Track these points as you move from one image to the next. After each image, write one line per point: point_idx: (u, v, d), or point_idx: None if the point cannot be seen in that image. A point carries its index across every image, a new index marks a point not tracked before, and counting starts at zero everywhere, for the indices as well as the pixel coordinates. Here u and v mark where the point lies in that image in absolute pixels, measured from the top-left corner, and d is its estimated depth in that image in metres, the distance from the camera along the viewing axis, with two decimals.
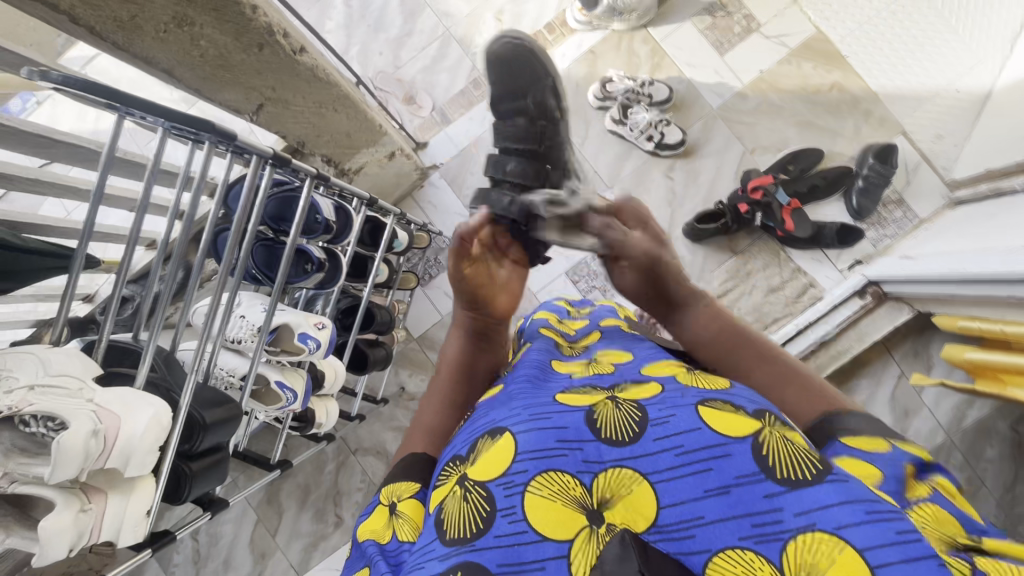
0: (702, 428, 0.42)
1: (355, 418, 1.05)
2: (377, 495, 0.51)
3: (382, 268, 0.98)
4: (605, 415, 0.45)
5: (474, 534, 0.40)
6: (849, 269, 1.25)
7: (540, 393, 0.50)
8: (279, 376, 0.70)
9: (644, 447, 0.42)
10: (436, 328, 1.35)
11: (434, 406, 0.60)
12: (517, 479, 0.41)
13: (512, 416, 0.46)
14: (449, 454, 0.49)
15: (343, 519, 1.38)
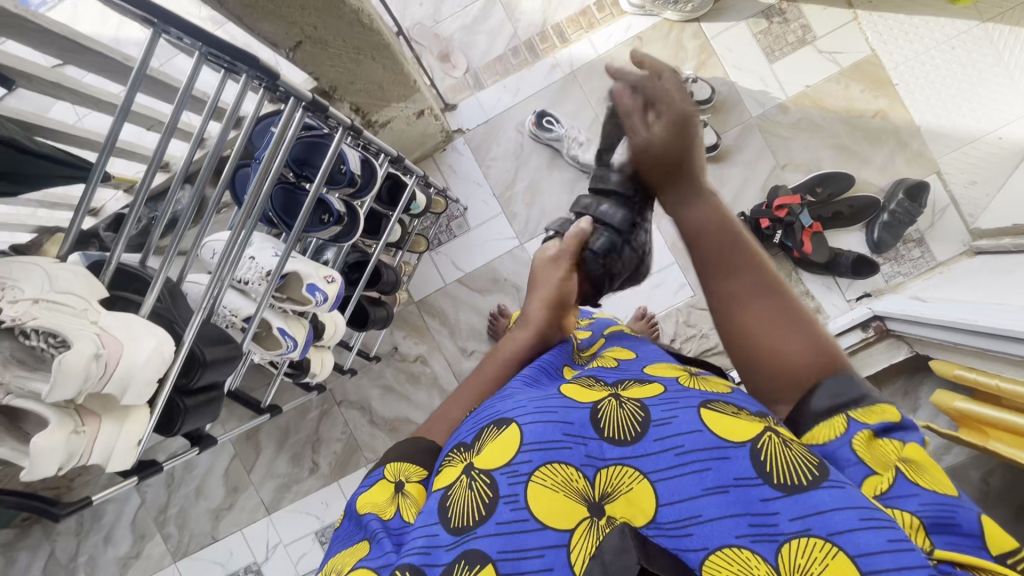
0: (702, 430, 0.42)
1: (348, 372, 1.05)
2: (379, 468, 0.50)
3: (394, 230, 0.96)
4: (610, 413, 0.44)
5: (477, 521, 0.41)
6: (857, 300, 1.25)
7: (544, 389, 0.50)
8: (282, 322, 0.69)
9: (646, 448, 0.43)
10: (437, 295, 1.35)
11: (461, 401, 0.56)
12: (521, 468, 0.42)
13: (516, 407, 0.45)
14: (454, 441, 0.48)
15: (319, 466, 1.40)
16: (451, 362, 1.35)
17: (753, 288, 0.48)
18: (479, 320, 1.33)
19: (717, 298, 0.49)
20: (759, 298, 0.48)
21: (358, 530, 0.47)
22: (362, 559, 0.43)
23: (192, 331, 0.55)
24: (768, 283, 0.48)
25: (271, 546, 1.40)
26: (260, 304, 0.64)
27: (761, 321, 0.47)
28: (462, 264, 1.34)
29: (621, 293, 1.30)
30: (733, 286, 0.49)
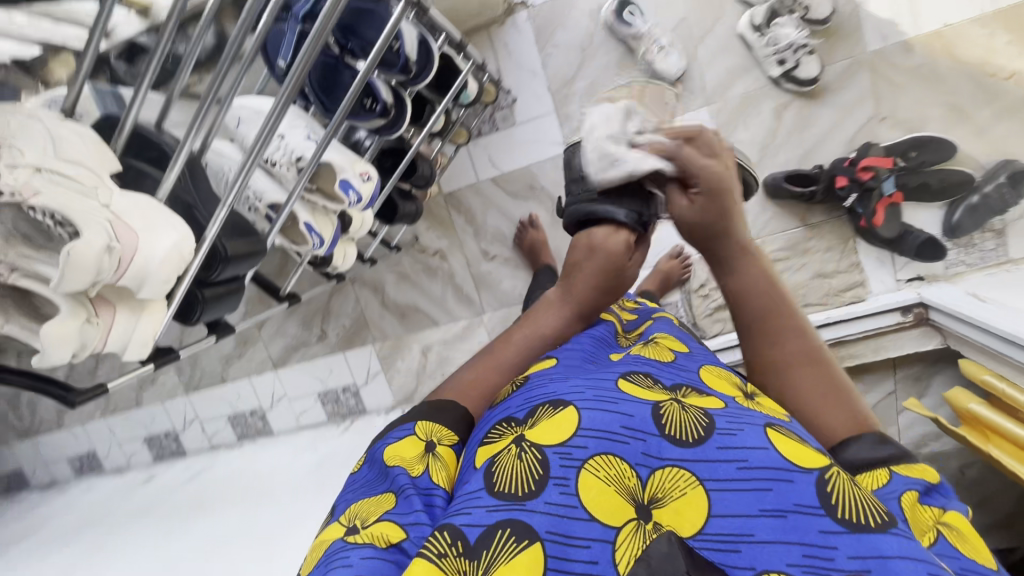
0: (768, 449, 0.42)
1: (368, 262, 1.02)
2: (411, 424, 0.53)
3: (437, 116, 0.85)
4: (673, 413, 0.46)
5: (527, 494, 0.41)
6: (907, 281, 1.17)
7: (602, 375, 0.52)
8: (309, 217, 0.63)
9: (705, 453, 0.43)
10: (467, 191, 1.26)
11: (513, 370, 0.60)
12: (576, 453, 0.43)
13: (576, 392, 0.48)
14: (503, 415, 0.51)
15: (327, 336, 1.43)
16: (470, 263, 1.31)
17: (797, 355, 0.56)
18: (506, 226, 1.27)
19: (770, 363, 0.57)
20: (803, 363, 0.55)
21: (383, 482, 0.49)
22: (388, 510, 0.45)
23: (214, 227, 0.50)
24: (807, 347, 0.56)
25: (277, 396, 1.50)
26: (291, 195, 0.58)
27: (808, 388, 0.53)
28: (499, 162, 1.23)
29: (661, 227, 1.22)
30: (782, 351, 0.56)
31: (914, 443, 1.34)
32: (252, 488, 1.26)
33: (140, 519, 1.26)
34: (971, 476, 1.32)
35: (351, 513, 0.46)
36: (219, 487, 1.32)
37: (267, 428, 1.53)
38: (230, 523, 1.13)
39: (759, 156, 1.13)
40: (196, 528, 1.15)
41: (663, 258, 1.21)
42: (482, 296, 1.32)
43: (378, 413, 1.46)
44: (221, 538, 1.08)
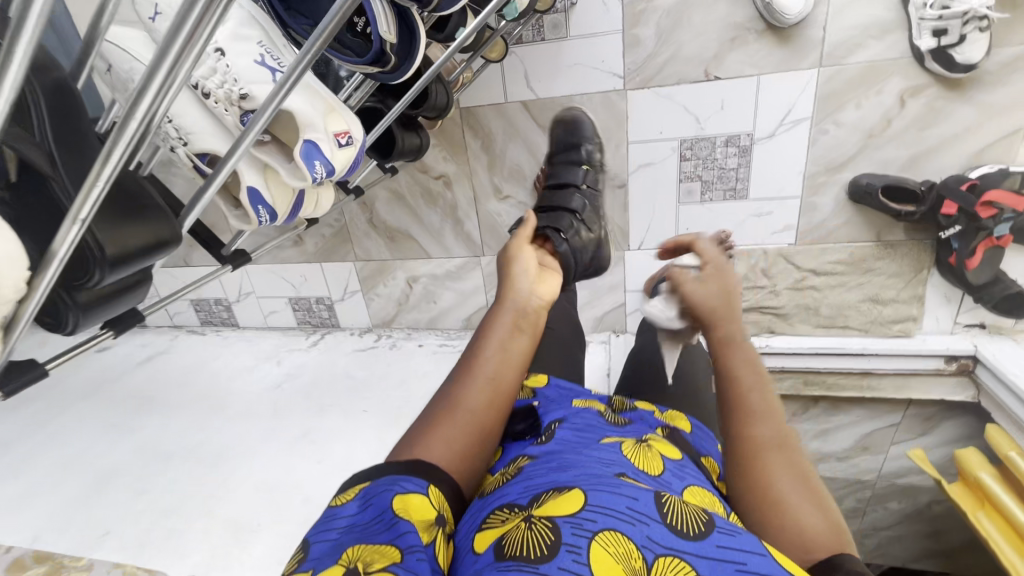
0: (766, 557, 0.40)
1: (353, 195, 0.82)
2: (426, 480, 0.47)
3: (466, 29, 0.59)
4: (675, 507, 0.44)
5: (539, 558, 0.38)
6: (965, 326, 1.02)
7: (600, 463, 0.50)
8: (258, 183, 0.43)
9: (704, 550, 0.40)
10: (490, 111, 1.01)
11: (487, 390, 0.55)
12: (587, 524, 0.41)
13: (581, 476, 0.47)
14: (500, 501, 0.48)
15: (303, 243, 1.25)
16: (477, 198, 1.10)
17: (776, 441, 0.51)
18: (528, 163, 1.05)
19: (748, 444, 0.52)
20: (784, 455, 0.51)
21: (383, 529, 0.42)
22: (395, 562, 0.38)
23: (75, 232, 0.30)
24: (787, 444, 0.51)
25: (244, 292, 1.37)
26: (234, 151, 0.38)
27: (786, 479, 0.49)
28: (536, 82, 0.97)
29: (711, 206, 1.01)
30: (761, 433, 0.52)
31: (893, 474, 1.30)
32: (208, 392, 1.19)
33: (87, 398, 1.20)
34: (936, 511, 1.31)
35: (353, 556, 0.39)
36: (174, 380, 1.24)
37: (232, 321, 1.43)
38: (180, 431, 1.07)
39: (858, 147, 0.91)
40: (144, 427, 1.09)
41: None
42: (485, 238, 1.15)
43: (352, 332, 1.35)
44: (168, 448, 1.02)
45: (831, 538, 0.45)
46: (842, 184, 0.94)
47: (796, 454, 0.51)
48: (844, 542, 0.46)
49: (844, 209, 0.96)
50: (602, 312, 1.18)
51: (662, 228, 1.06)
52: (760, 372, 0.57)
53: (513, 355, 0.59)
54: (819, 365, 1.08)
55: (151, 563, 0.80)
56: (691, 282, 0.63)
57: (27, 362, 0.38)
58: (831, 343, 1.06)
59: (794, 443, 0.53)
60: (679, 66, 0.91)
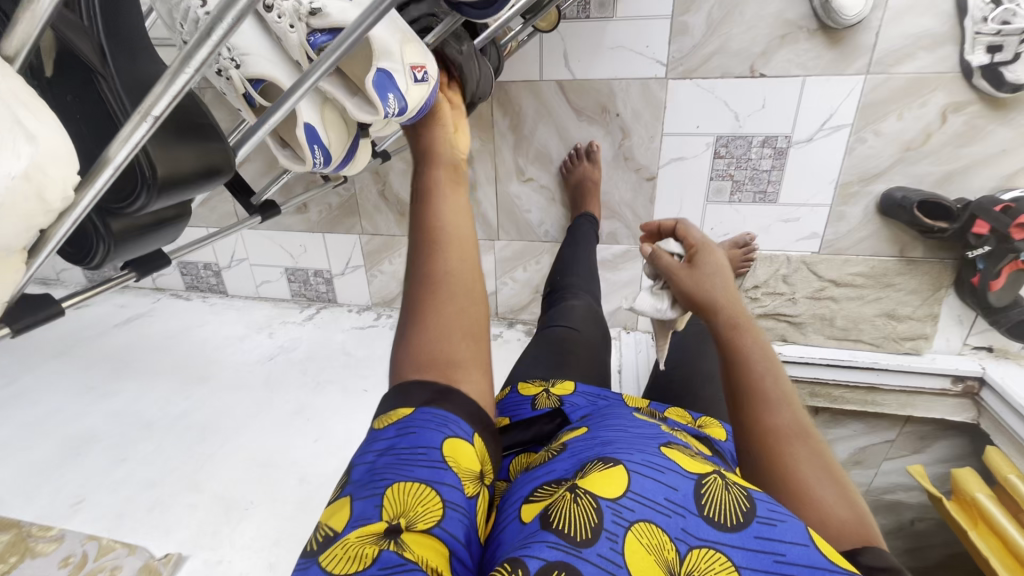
0: (809, 545, 0.35)
1: (379, 158, 0.76)
2: (472, 428, 0.42)
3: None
4: (714, 493, 0.39)
5: (581, 540, 0.34)
6: (973, 349, 1.03)
7: (643, 439, 0.46)
8: (314, 120, 0.38)
9: (742, 541, 0.36)
10: (522, 88, 0.96)
11: (453, 249, 0.46)
12: (624, 512, 0.37)
13: (626, 453, 0.43)
14: (543, 478, 0.44)
15: (307, 210, 1.18)
16: (499, 178, 1.06)
17: (794, 427, 0.47)
18: (556, 147, 1.02)
19: (762, 432, 0.47)
20: (805, 440, 0.46)
21: (424, 468, 0.39)
22: (438, 525, 0.37)
23: (143, 131, 0.25)
24: (806, 430, 0.47)
25: (237, 258, 1.29)
26: (301, 86, 0.33)
27: (807, 469, 0.44)
28: (575, 63, 0.93)
29: (739, 207, 1.00)
30: (775, 419, 0.47)
31: (880, 488, 1.31)
32: (194, 359, 1.12)
33: (58, 358, 1.12)
34: (918, 527, 1.33)
35: (395, 509, 0.37)
36: (156, 345, 1.16)
37: (220, 288, 1.35)
38: (163, 399, 1.00)
39: (893, 159, 0.90)
40: (123, 392, 1.02)
41: (725, 244, 1.01)
42: (502, 221, 1.11)
43: (351, 308, 1.30)
44: (149, 416, 0.95)
45: (858, 529, 0.41)
46: (873, 195, 0.93)
47: (816, 437, 0.47)
48: (874, 529, 0.42)
49: (872, 221, 0.95)
50: (614, 307, 1.15)
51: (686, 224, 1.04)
52: (769, 353, 0.53)
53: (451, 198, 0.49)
54: (828, 377, 1.07)
55: (131, 538, 0.74)
56: (682, 274, 0.64)
57: (45, 297, 0.33)
58: (843, 356, 1.06)
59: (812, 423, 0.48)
60: (726, 59, 0.88)
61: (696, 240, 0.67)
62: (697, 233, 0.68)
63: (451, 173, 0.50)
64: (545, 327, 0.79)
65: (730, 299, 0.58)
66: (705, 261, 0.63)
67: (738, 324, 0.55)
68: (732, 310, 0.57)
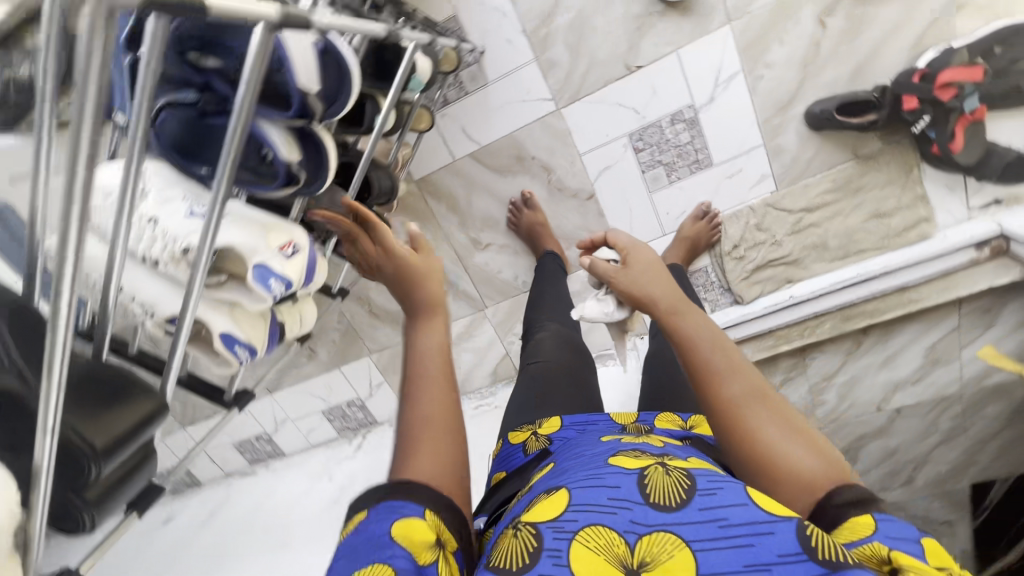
0: (748, 503, 0.37)
1: (337, 297, 0.84)
2: (423, 505, 0.41)
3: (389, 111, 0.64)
4: (655, 480, 0.39)
5: (522, 567, 0.36)
6: (981, 209, 0.96)
7: (595, 455, 0.46)
8: (229, 325, 0.44)
9: (688, 516, 0.37)
10: (443, 174, 1.04)
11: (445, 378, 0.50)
12: (566, 526, 0.37)
13: (571, 473, 0.43)
14: (510, 516, 0.44)
15: (318, 353, 1.28)
16: (460, 255, 1.12)
17: (755, 394, 0.46)
18: (495, 208, 1.07)
19: (723, 408, 0.46)
20: (768, 406, 0.45)
21: (377, 550, 0.38)
22: None
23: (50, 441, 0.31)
24: (761, 390, 0.46)
25: (279, 419, 1.38)
26: (189, 309, 0.39)
27: (771, 430, 0.44)
28: (476, 133, 0.99)
29: (681, 184, 1.01)
30: (735, 390, 0.46)
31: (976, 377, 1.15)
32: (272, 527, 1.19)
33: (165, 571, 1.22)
34: None
35: None
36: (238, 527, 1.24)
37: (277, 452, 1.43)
38: None
39: (799, 80, 0.90)
40: None
41: (687, 222, 1.02)
42: (481, 291, 1.15)
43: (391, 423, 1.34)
44: None
45: (835, 474, 0.41)
46: (798, 119, 0.93)
47: (777, 398, 0.46)
48: (846, 466, 0.42)
49: (809, 140, 0.95)
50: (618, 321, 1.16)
51: (641, 220, 1.05)
52: (714, 327, 0.52)
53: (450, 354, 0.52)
54: (849, 297, 1.00)
55: None
56: (615, 275, 0.60)
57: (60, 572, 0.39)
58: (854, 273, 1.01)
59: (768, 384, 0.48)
60: (601, 69, 0.93)
61: (623, 241, 0.63)
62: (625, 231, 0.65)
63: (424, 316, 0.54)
64: (519, 373, 0.77)
65: (666, 288, 0.56)
66: (638, 256, 0.61)
67: (678, 308, 0.54)
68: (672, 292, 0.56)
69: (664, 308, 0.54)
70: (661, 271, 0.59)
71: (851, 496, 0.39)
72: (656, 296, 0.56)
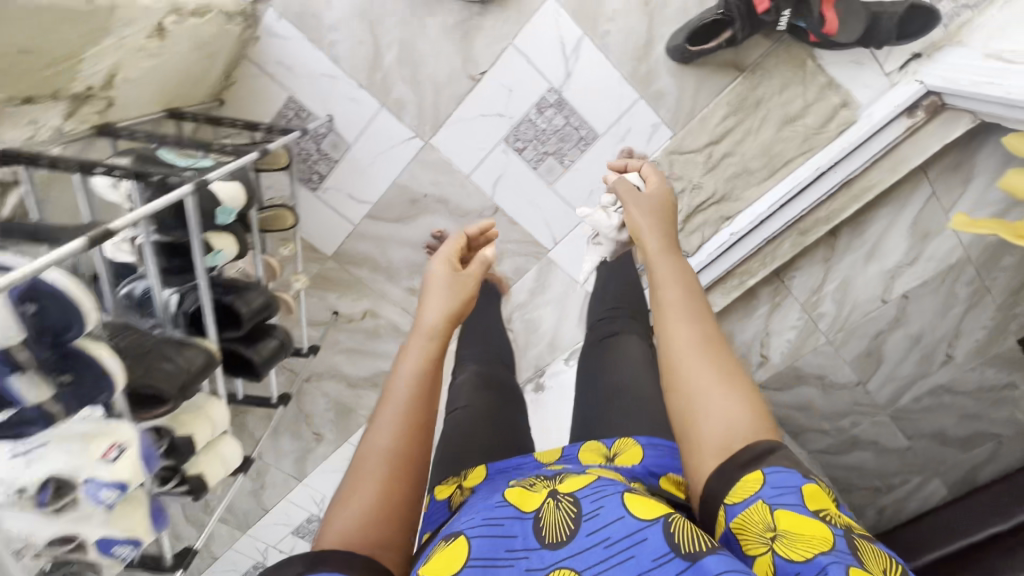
0: (625, 517, 0.37)
1: (280, 405, 0.87)
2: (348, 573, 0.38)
3: (229, 245, 0.66)
4: (546, 518, 0.39)
5: None
6: (899, 72, 0.86)
7: (488, 496, 0.44)
8: (101, 530, 0.47)
9: (578, 546, 0.37)
10: (352, 241, 1.04)
11: (388, 409, 0.48)
12: None
13: (465, 519, 0.40)
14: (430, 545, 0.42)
15: (323, 434, 1.32)
16: (404, 306, 1.12)
17: (699, 341, 0.45)
18: (413, 253, 1.05)
19: (669, 346, 0.46)
20: (718, 356, 0.44)
21: None
22: None
23: None
24: (713, 336, 0.45)
25: (319, 499, 1.44)
26: None
27: (702, 376, 0.43)
28: (362, 193, 0.99)
29: (577, 165, 0.96)
30: (680, 333, 0.45)
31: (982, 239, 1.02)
32: None
33: None
34: None
35: None
36: None
37: None
38: None
39: (646, 20, 0.84)
40: None
41: None
42: None
43: None
44: None
45: (751, 428, 0.40)
46: (663, 59, 0.86)
47: (723, 347, 0.45)
48: (766, 427, 0.41)
49: (685, 76, 0.88)
50: (578, 311, 1.12)
51: (556, 214, 1.01)
52: (689, 271, 0.51)
53: (425, 390, 0.49)
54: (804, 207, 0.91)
55: None
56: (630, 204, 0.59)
57: None
58: (789, 186, 0.93)
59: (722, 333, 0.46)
60: (448, 89, 0.89)
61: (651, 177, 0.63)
62: (660, 175, 0.63)
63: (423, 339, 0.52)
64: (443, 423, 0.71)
65: (666, 229, 0.55)
66: (659, 195, 0.60)
67: (667, 249, 0.53)
68: (660, 236, 0.54)
69: (655, 245, 0.54)
70: (664, 215, 0.57)
71: (751, 456, 0.39)
72: (652, 234, 0.55)
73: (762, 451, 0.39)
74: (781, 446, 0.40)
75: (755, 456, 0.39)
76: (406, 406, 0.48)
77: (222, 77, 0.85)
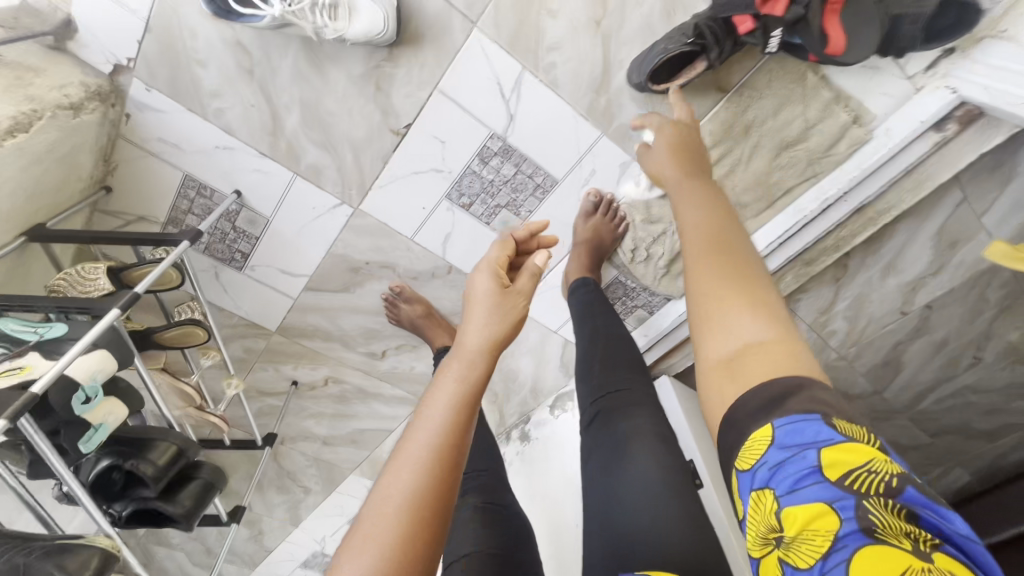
0: None
1: (233, 522, 0.80)
2: None
3: (114, 409, 0.56)
4: None
5: None
6: (927, 73, 0.66)
7: None
8: None
9: None
10: (295, 314, 0.92)
11: (416, 441, 0.38)
12: None
13: None
14: None
15: (310, 487, 1.27)
16: (367, 368, 1.02)
17: (719, 259, 0.41)
18: (366, 318, 0.94)
19: (692, 273, 0.42)
20: (739, 279, 0.39)
21: None
22: None
23: None
24: (739, 261, 0.41)
25: (319, 538, 1.42)
26: None
27: (720, 300, 0.38)
28: (296, 267, 0.86)
29: (537, 214, 0.81)
30: (691, 247, 0.43)
31: None
32: None
33: None
34: None
35: None
36: None
37: None
38: None
39: (600, 44, 0.66)
40: None
41: (578, 222, 0.80)
42: (409, 388, 1.06)
43: None
44: None
45: (772, 353, 0.34)
46: (625, 88, 0.69)
47: (748, 260, 0.41)
48: (797, 355, 0.34)
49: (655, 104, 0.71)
50: (557, 358, 1.00)
51: None
52: (724, 208, 0.47)
53: (465, 423, 0.39)
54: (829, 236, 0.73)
55: None
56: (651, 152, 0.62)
57: None
58: (791, 220, 0.77)
59: (751, 246, 0.42)
60: (369, 150, 0.74)
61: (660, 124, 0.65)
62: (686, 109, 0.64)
63: (470, 360, 0.42)
64: None
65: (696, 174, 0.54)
66: (685, 129, 0.62)
67: (695, 191, 0.51)
68: (681, 167, 0.56)
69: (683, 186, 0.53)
70: (692, 154, 0.58)
71: (769, 399, 0.33)
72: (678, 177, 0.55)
73: (785, 378, 0.33)
74: (815, 383, 0.32)
75: (776, 386, 0.33)
76: (441, 440, 0.37)
77: (96, 164, 0.71)
